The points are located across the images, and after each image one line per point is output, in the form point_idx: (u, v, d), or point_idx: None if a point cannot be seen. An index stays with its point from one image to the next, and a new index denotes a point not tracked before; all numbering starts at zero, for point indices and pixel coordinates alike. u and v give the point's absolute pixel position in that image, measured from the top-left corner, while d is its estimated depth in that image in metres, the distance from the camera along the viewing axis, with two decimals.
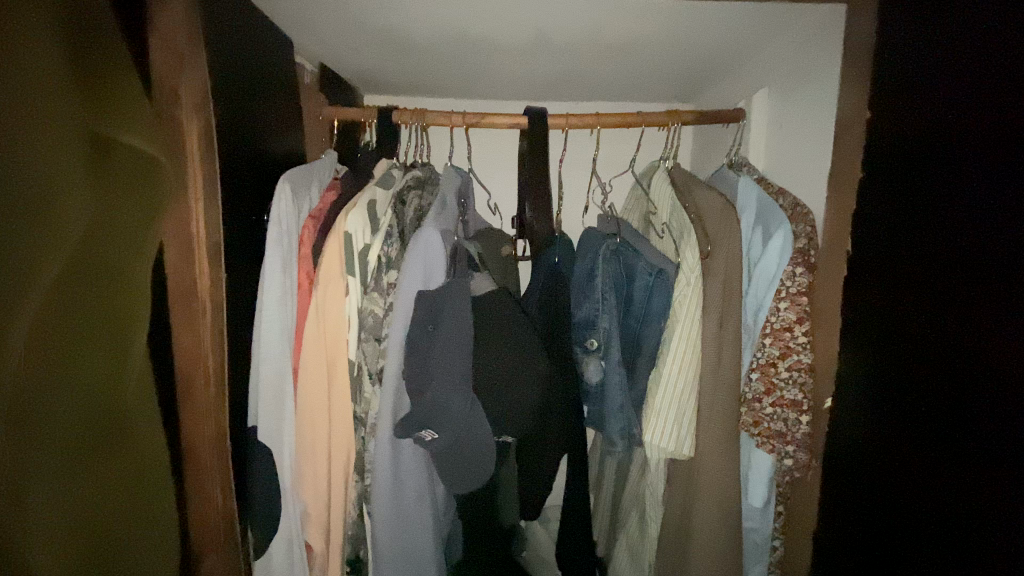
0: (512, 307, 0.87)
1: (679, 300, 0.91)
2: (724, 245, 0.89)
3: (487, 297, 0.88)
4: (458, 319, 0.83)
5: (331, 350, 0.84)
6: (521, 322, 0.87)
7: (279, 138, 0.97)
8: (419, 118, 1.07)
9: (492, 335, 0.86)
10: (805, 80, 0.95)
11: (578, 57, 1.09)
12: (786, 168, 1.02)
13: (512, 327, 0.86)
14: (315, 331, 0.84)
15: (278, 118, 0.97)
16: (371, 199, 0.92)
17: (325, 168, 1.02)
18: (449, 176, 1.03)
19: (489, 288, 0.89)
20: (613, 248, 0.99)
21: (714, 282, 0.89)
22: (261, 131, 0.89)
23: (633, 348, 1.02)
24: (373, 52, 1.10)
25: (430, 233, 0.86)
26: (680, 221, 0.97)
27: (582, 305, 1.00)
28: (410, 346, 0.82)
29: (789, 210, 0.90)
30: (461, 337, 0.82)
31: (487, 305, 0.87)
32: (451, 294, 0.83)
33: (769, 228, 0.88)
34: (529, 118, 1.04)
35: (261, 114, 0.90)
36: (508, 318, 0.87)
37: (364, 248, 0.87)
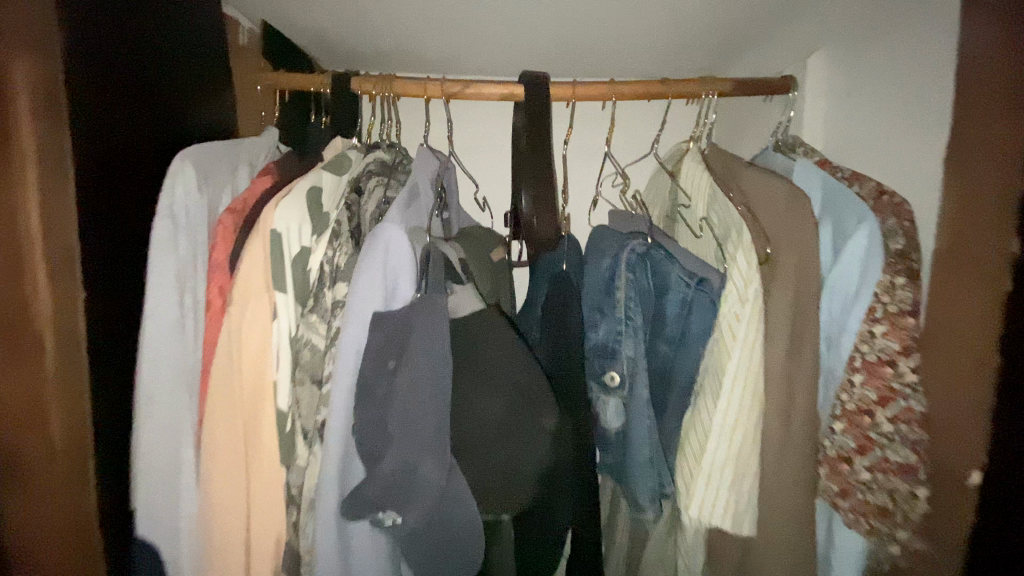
0: (505, 334, 0.62)
1: (730, 322, 0.68)
2: (792, 249, 0.65)
3: (469, 321, 0.61)
4: (430, 357, 0.58)
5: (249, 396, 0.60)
6: (517, 356, 0.61)
7: (191, 111, 0.73)
8: (384, 87, 0.83)
9: (477, 376, 0.60)
10: (901, 35, 0.71)
11: (587, 21, 0.84)
12: (863, 145, 0.78)
13: (505, 365, 0.61)
14: (220, 369, 0.60)
15: (189, 85, 0.73)
16: (312, 186, 0.67)
17: (257, 149, 0.78)
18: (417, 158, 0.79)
19: (474, 308, 0.62)
20: (640, 250, 0.73)
21: (780, 300, 0.65)
22: (159, 98, 0.65)
23: (663, 383, 0.77)
24: (318, 15, 0.83)
25: (392, 233, 0.62)
26: (727, 217, 0.74)
27: (597, 326, 0.75)
28: (363, 392, 0.58)
29: (871, 199, 0.69)
30: (432, 384, 0.57)
31: (472, 330, 0.62)
32: (422, 322, 0.59)
33: (843, 224, 0.67)
34: (526, 87, 0.80)
35: (158, 75, 0.65)
36: (501, 353, 0.61)
37: (297, 255, 0.63)
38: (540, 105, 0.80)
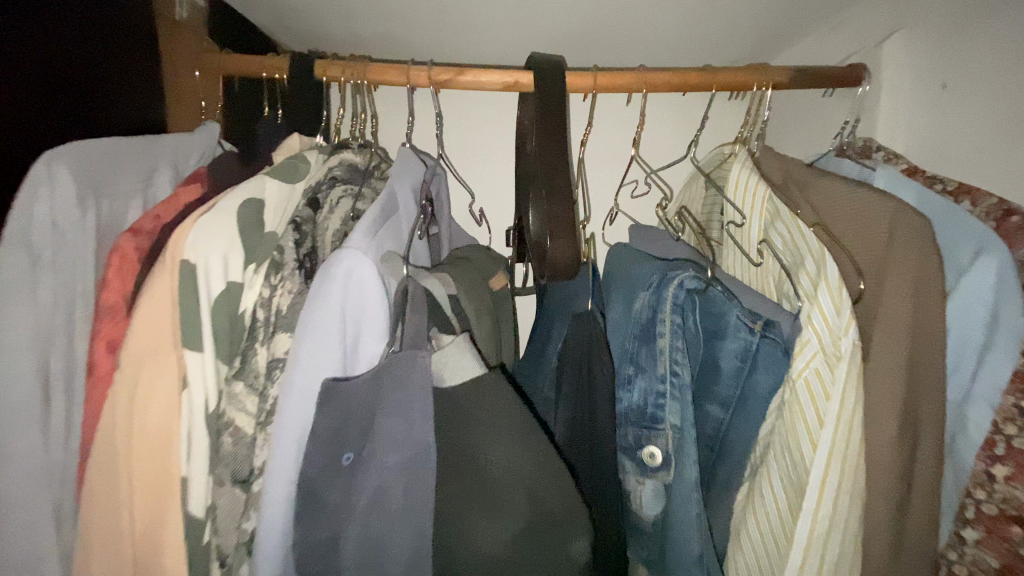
0: (508, 425, 0.41)
1: (814, 386, 0.51)
2: (899, 289, 0.48)
3: (463, 399, 0.42)
4: (407, 452, 0.40)
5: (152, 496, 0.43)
6: (529, 457, 0.41)
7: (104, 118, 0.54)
8: (354, 72, 0.65)
9: (472, 493, 0.40)
10: None
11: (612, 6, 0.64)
12: (976, 153, 0.60)
13: (513, 477, 0.40)
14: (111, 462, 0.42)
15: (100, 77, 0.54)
16: (249, 199, 0.50)
17: (183, 146, 0.59)
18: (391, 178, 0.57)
19: (473, 374, 0.43)
20: (690, 283, 0.53)
21: (885, 362, 0.48)
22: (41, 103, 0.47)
23: (711, 454, 0.59)
24: None
25: (357, 261, 0.44)
26: (799, 242, 0.56)
27: (631, 384, 0.57)
28: (307, 499, 0.41)
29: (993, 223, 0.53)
30: (407, 493, 0.39)
31: (463, 415, 0.42)
32: (397, 398, 0.41)
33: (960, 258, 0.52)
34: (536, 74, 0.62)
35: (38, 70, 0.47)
36: (505, 454, 0.41)
37: (220, 296, 0.45)
38: (554, 94, 0.62)
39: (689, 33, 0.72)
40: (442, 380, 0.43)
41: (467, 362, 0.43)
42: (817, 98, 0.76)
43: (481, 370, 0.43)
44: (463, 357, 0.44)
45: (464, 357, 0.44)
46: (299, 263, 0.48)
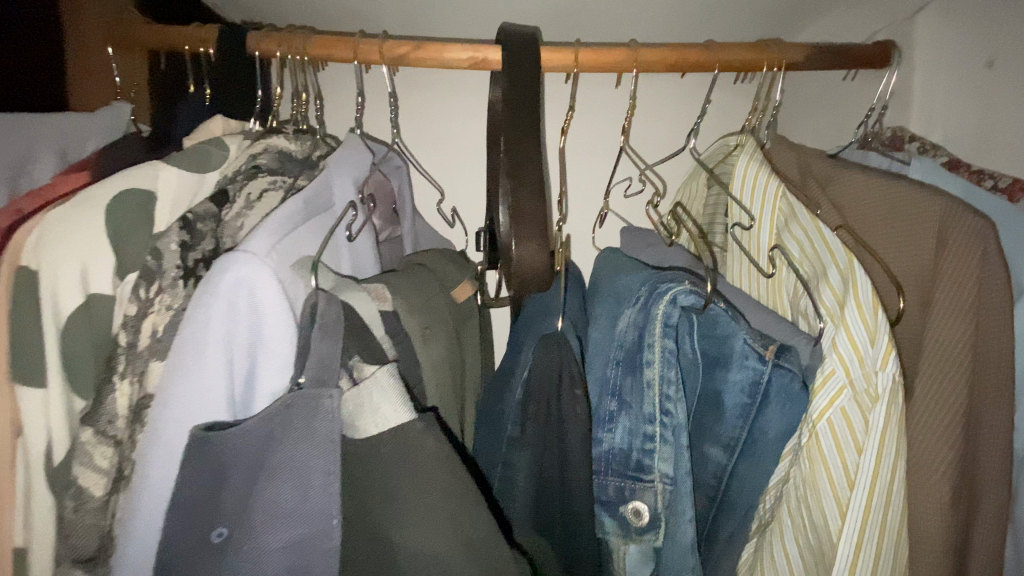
0: (434, 504, 0.31)
1: (841, 428, 0.41)
2: (953, 313, 0.37)
3: (379, 458, 0.32)
4: (296, 535, 0.31)
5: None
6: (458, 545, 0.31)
7: None
8: (287, 44, 0.53)
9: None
10: None
11: None
12: None
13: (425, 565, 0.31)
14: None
15: None
16: (131, 188, 0.39)
17: (73, 128, 0.50)
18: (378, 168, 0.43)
19: (394, 423, 0.32)
20: (684, 302, 0.43)
21: (931, 408, 0.38)
22: None
23: (712, 508, 0.48)
24: None
25: (247, 271, 0.35)
26: (823, 249, 0.46)
27: (614, 422, 0.46)
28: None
29: None
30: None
31: (375, 495, 0.32)
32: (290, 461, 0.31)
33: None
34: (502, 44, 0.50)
35: None
36: (425, 538, 0.31)
37: (74, 316, 0.36)
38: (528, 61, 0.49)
39: (681, 7, 0.61)
40: (362, 430, 0.33)
41: (391, 403, 0.33)
42: (838, 82, 0.65)
43: (410, 416, 0.33)
44: (388, 395, 0.33)
45: (390, 395, 0.33)
46: (183, 269, 0.39)
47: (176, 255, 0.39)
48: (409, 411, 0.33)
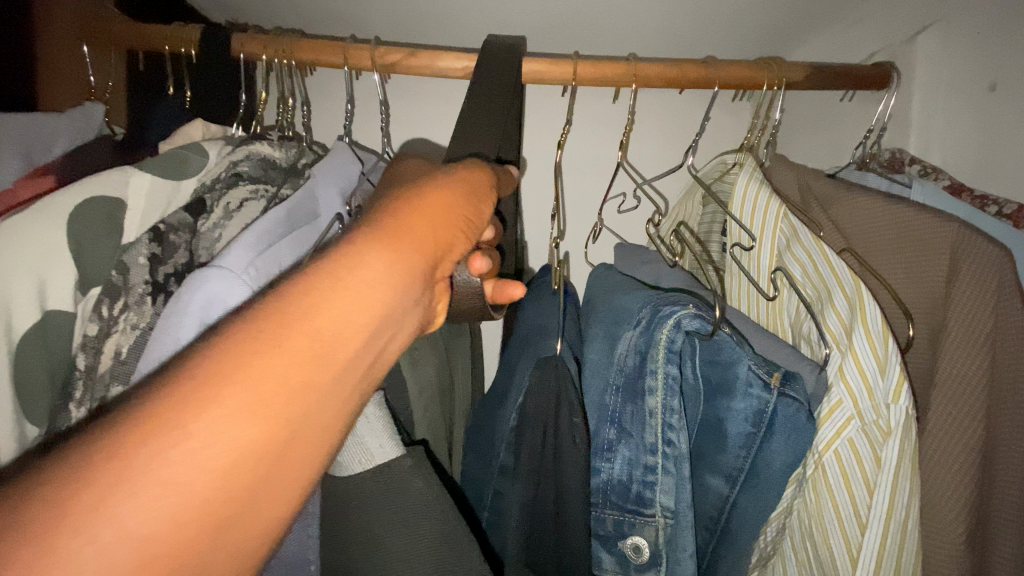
0: (417, 540, 0.30)
1: (850, 462, 0.40)
2: (967, 343, 0.36)
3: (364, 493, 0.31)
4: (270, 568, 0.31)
5: (154, 422, 0.16)
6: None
7: None
8: (273, 47, 0.51)
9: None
10: None
11: None
12: None
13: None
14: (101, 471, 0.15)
15: None
16: (96, 194, 0.36)
17: (39, 128, 0.47)
18: (483, 268, 0.35)
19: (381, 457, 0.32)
20: (688, 328, 0.41)
21: (943, 445, 0.36)
22: None
23: (711, 541, 0.46)
24: None
25: (215, 284, 0.33)
26: (827, 273, 0.44)
27: (612, 452, 0.44)
28: None
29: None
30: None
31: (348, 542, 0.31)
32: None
33: None
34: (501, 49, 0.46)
35: None
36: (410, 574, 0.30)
37: (28, 336, 0.33)
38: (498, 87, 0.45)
39: (681, 23, 0.60)
40: (347, 466, 0.32)
41: (378, 439, 0.32)
42: (835, 102, 0.65)
43: (399, 451, 0.32)
44: (374, 430, 0.32)
45: (377, 430, 0.32)
46: (152, 285, 0.38)
47: (143, 269, 0.37)
48: (393, 450, 0.32)
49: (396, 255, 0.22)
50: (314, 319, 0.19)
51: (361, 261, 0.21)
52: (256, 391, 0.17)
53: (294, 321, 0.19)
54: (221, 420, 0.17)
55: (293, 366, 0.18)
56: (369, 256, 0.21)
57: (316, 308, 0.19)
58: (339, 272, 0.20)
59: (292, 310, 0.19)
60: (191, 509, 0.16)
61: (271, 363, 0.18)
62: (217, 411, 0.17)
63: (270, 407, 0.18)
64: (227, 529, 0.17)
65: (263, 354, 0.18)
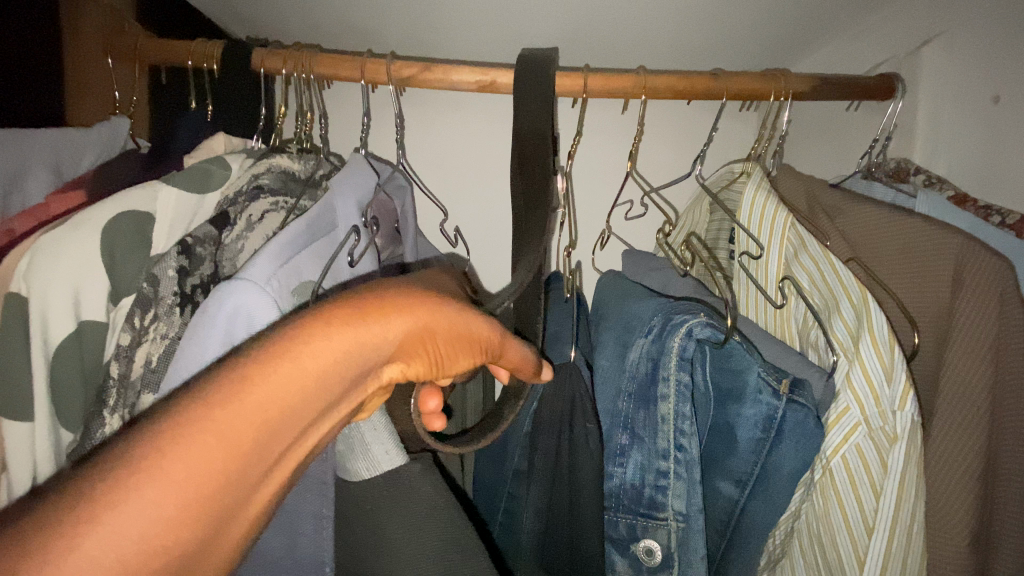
0: (441, 543, 0.32)
1: (857, 468, 0.41)
2: (972, 352, 0.37)
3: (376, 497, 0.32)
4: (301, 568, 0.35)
5: (108, 482, 0.18)
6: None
7: None
8: (293, 62, 0.52)
9: None
10: None
11: None
12: None
13: None
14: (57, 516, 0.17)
15: None
16: (125, 208, 0.38)
17: (68, 142, 0.48)
18: (434, 405, 0.35)
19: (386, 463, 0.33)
20: (700, 338, 0.42)
21: (947, 451, 0.37)
22: None
23: (721, 544, 0.47)
24: None
25: (245, 294, 0.35)
26: (834, 282, 0.45)
27: (625, 457, 0.45)
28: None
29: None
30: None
31: (368, 545, 0.33)
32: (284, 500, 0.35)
33: None
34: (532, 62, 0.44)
35: None
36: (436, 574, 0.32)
37: (64, 344, 0.36)
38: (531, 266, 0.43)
39: (689, 35, 0.61)
40: (354, 472, 0.33)
41: (383, 446, 0.33)
42: (841, 111, 0.66)
43: (402, 458, 0.33)
44: (378, 438, 0.33)
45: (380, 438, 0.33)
46: (180, 296, 0.38)
47: (172, 282, 0.38)
48: (397, 459, 0.33)
49: (359, 343, 0.23)
50: (267, 396, 0.21)
51: (322, 347, 0.22)
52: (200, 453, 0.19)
53: (248, 392, 0.20)
54: (161, 473, 0.18)
55: (234, 438, 0.20)
56: (333, 343, 0.23)
57: (272, 386, 0.21)
58: (301, 352, 0.22)
59: (246, 376, 0.21)
60: (126, 556, 0.17)
61: (215, 427, 0.20)
62: (161, 462, 0.18)
63: (212, 466, 0.19)
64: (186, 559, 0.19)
65: (210, 414, 0.20)
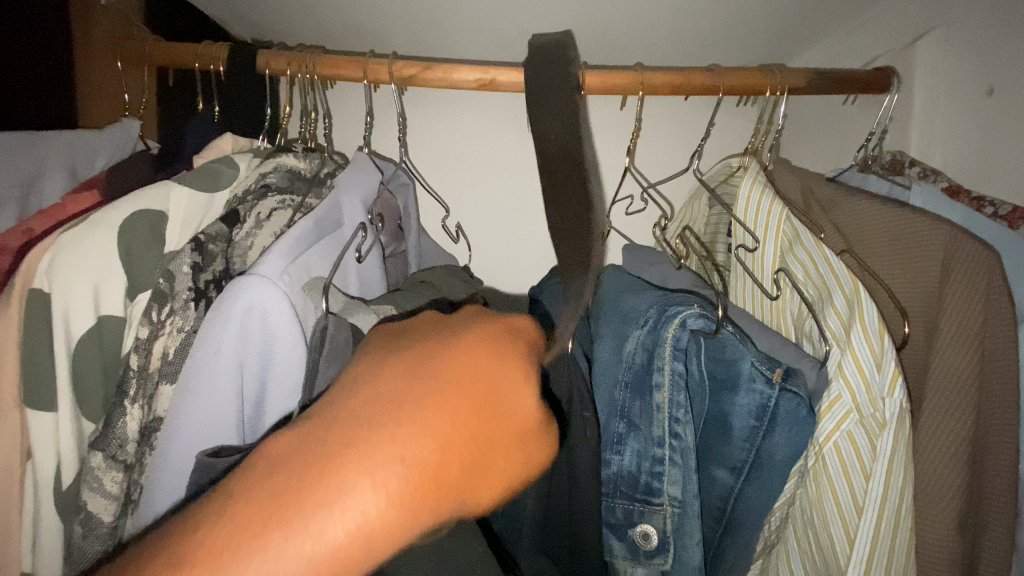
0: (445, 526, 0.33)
1: (849, 454, 0.42)
2: (959, 340, 0.38)
3: None
4: None
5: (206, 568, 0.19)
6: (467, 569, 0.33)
7: None
8: (297, 63, 0.53)
9: None
10: None
11: None
12: None
13: None
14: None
15: None
16: (140, 208, 0.39)
17: (81, 145, 0.50)
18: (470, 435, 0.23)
19: None
20: (694, 329, 0.43)
21: (936, 437, 0.38)
22: None
23: (717, 531, 0.48)
24: None
25: (257, 289, 0.36)
26: (827, 273, 0.46)
27: (622, 445, 0.46)
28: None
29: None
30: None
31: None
32: None
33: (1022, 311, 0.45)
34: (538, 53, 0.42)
35: None
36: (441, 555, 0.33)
37: (84, 339, 0.37)
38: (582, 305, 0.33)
39: (686, 32, 0.62)
40: None
41: None
42: (838, 106, 0.67)
43: None
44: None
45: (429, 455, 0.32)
46: (195, 291, 0.40)
47: (187, 277, 0.40)
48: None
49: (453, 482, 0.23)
50: (368, 536, 0.21)
51: (419, 494, 0.22)
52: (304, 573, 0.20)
53: (354, 533, 0.21)
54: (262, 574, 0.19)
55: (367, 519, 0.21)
56: (426, 485, 0.22)
57: (372, 523, 0.21)
58: (403, 489, 0.22)
59: (360, 511, 0.21)
60: None
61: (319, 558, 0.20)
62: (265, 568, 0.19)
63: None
64: None
65: (342, 504, 0.21)
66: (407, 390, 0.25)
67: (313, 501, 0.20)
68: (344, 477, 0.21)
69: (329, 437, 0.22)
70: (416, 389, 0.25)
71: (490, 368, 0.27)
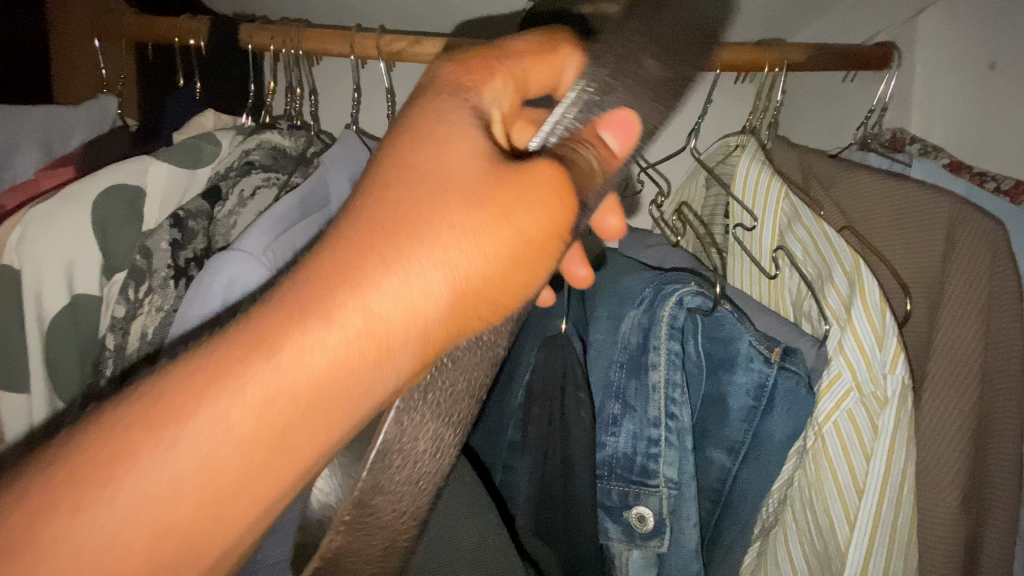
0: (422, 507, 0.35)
1: (849, 433, 0.41)
2: (963, 315, 0.37)
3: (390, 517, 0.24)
4: (302, 542, 0.36)
5: (114, 461, 0.18)
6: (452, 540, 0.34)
7: None
8: (280, 37, 0.51)
9: None
10: None
11: None
12: None
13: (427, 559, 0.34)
14: (84, 478, 0.18)
15: None
16: (114, 184, 0.38)
17: (56, 120, 0.48)
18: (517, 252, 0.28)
19: None
20: (691, 307, 0.42)
21: (940, 415, 0.37)
22: None
23: (714, 513, 0.47)
24: None
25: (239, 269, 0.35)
26: (827, 250, 0.45)
27: (618, 426, 0.46)
28: None
29: None
30: None
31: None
32: None
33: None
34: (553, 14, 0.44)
35: None
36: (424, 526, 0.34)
37: (58, 318, 0.36)
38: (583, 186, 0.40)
39: None
40: None
41: None
42: (837, 82, 0.65)
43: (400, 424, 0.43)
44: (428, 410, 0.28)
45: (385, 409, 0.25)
46: (174, 270, 0.38)
47: (166, 254, 0.38)
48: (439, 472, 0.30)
49: (359, 393, 0.22)
50: (265, 426, 0.20)
51: (294, 399, 0.20)
52: (190, 476, 0.19)
53: (251, 439, 0.20)
54: (133, 499, 0.18)
55: (248, 414, 0.20)
56: (304, 387, 0.20)
57: (252, 421, 0.20)
58: (276, 422, 0.20)
59: (243, 427, 0.20)
60: (160, 509, 0.19)
61: (175, 484, 0.19)
62: (139, 489, 0.18)
63: (169, 519, 0.19)
64: (216, 515, 0.20)
65: (222, 383, 0.19)
66: (316, 293, 0.21)
67: (217, 405, 0.19)
68: (227, 395, 0.19)
69: (229, 351, 0.20)
70: (306, 308, 0.20)
71: (421, 262, 0.22)
